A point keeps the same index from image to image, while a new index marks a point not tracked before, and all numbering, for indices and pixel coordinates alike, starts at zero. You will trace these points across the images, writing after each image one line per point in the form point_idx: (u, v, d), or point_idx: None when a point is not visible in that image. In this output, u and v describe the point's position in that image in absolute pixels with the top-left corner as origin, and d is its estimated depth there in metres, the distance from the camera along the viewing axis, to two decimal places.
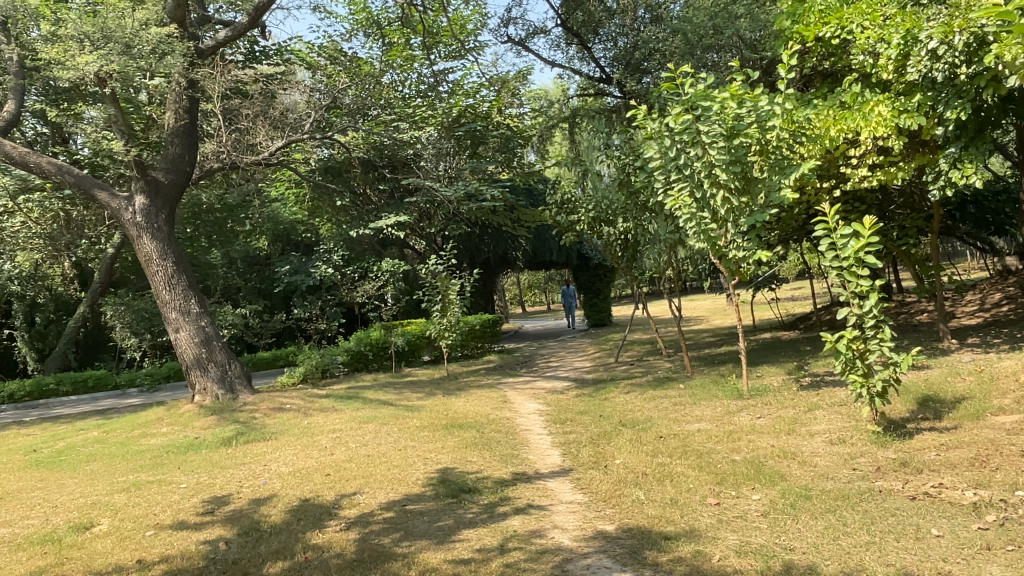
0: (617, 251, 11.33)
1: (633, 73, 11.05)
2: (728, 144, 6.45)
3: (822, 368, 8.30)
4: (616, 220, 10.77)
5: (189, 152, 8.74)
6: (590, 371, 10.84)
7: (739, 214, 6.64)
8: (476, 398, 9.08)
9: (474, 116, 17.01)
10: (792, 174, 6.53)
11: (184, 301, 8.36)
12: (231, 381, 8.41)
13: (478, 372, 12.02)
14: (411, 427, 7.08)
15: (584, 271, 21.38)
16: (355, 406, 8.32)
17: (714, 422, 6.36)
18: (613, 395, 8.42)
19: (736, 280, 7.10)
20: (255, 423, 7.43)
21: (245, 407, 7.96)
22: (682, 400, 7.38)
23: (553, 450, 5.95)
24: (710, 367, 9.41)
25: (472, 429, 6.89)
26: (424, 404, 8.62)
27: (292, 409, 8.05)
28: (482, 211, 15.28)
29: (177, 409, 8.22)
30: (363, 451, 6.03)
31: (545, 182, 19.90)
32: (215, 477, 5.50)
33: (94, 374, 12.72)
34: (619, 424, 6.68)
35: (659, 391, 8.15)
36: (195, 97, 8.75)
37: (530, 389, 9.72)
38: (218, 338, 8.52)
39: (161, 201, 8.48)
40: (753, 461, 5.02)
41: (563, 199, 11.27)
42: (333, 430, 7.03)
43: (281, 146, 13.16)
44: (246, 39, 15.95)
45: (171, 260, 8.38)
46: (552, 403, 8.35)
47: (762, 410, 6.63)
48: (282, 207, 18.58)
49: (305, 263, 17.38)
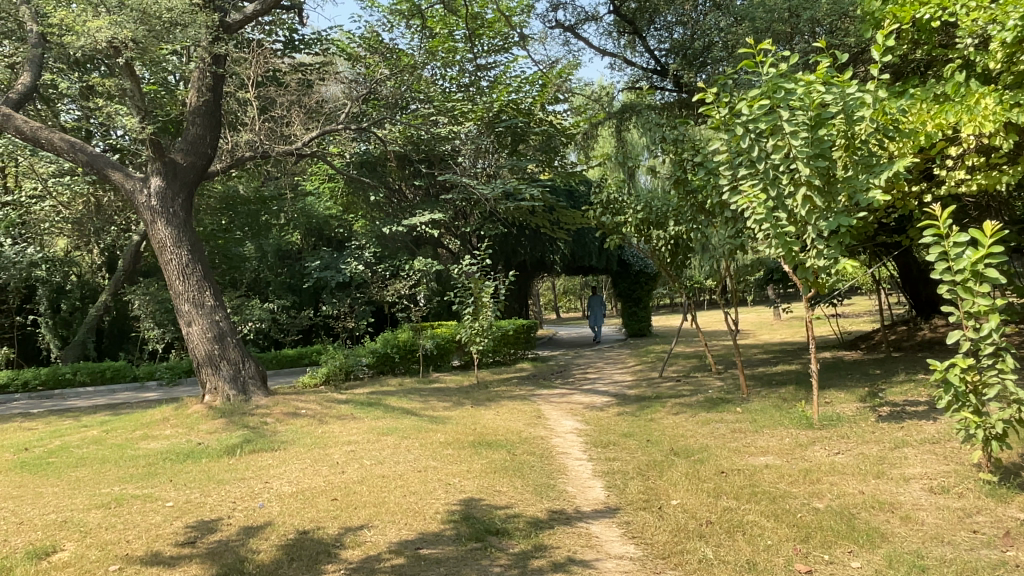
0: (665, 257, 10.46)
1: (690, 66, 10.22)
2: (811, 136, 5.57)
3: (901, 398, 7.32)
4: (667, 223, 9.92)
5: (212, 134, 8.17)
6: (633, 386, 10.02)
7: (821, 217, 5.72)
8: (508, 411, 8.31)
9: (517, 111, 16.08)
10: (884, 173, 5.60)
11: (198, 293, 7.75)
12: (244, 382, 7.76)
13: (511, 381, 11.28)
14: (435, 443, 6.35)
15: (624, 279, 20.48)
16: (377, 414, 7.62)
17: (782, 457, 5.50)
18: (660, 415, 7.58)
19: (813, 294, 6.15)
20: (265, 429, 6.77)
21: (256, 411, 7.31)
22: (741, 428, 6.53)
23: (596, 480, 5.15)
24: (767, 390, 8.49)
25: (502, 448, 6.13)
26: (452, 415, 7.88)
27: (308, 415, 7.36)
28: (520, 210, 14.49)
29: (185, 409, 7.61)
30: (379, 470, 5.30)
31: (587, 184, 19.01)
32: (208, 495, 4.82)
33: (113, 365, 12.31)
34: (670, 452, 5.85)
35: (713, 414, 7.29)
36: (220, 75, 8.19)
37: (567, 403, 8.93)
38: (234, 335, 7.89)
39: (179, 184, 7.90)
40: (842, 512, 4.15)
41: (610, 199, 10.41)
42: (348, 441, 6.34)
43: (315, 136, 12.64)
44: (283, 26, 15.47)
45: (187, 248, 7.78)
46: (592, 421, 7.55)
47: (839, 445, 5.72)
48: (316, 201, 18.12)
49: (336, 259, 16.87)
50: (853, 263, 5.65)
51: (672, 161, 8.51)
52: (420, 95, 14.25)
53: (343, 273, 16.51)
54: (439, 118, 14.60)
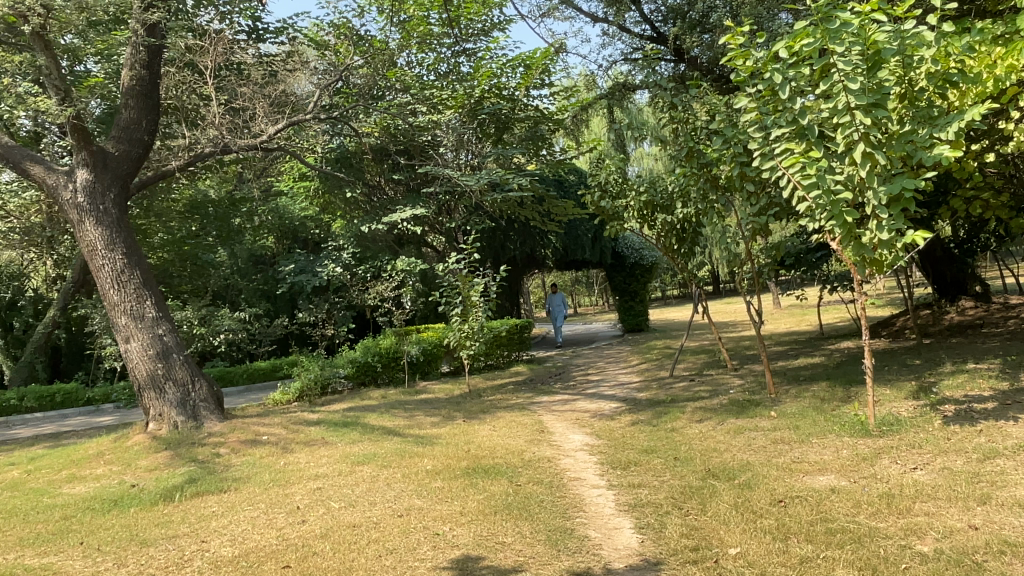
0: (672, 243, 9.42)
1: (691, 30, 9.19)
2: (868, 81, 4.53)
3: (960, 394, 6.29)
4: (674, 205, 8.88)
5: (148, 118, 7.08)
6: (643, 389, 8.96)
7: (881, 180, 4.59)
8: (505, 425, 7.22)
9: (497, 97, 14.60)
10: (952, 125, 4.60)
11: (137, 303, 6.62)
12: (195, 406, 6.61)
13: (506, 387, 10.21)
14: (421, 472, 5.26)
15: (619, 271, 19.44)
16: (353, 436, 6.50)
17: (847, 477, 4.49)
18: (682, 424, 6.51)
19: (874, 278, 5.00)
20: (217, 463, 5.65)
21: (209, 441, 6.18)
22: (785, 438, 5.52)
23: (622, 519, 4.08)
24: (798, 388, 7.47)
25: (503, 477, 5.06)
26: (441, 434, 6.79)
27: (270, 441, 6.22)
28: (508, 202, 13.31)
29: (127, 440, 6.47)
30: (347, 518, 4.20)
31: (577, 173, 17.89)
32: (125, 564, 3.71)
33: (64, 388, 11.13)
34: (707, 474, 4.80)
35: (745, 421, 6.27)
36: (156, 48, 7.10)
37: (571, 411, 7.87)
38: (181, 351, 6.76)
39: (111, 177, 6.77)
40: (961, 561, 3.10)
41: (609, 181, 9.32)
42: (316, 476, 5.25)
43: (283, 128, 11.59)
44: (245, 14, 14.32)
45: (121, 252, 6.65)
46: (603, 434, 6.50)
47: (914, 457, 4.69)
48: (290, 202, 17.02)
49: (312, 262, 15.80)
50: (926, 235, 4.53)
51: (682, 133, 7.50)
52: (395, 83, 13.68)
53: (320, 276, 15.39)
54: (417, 107, 13.77)
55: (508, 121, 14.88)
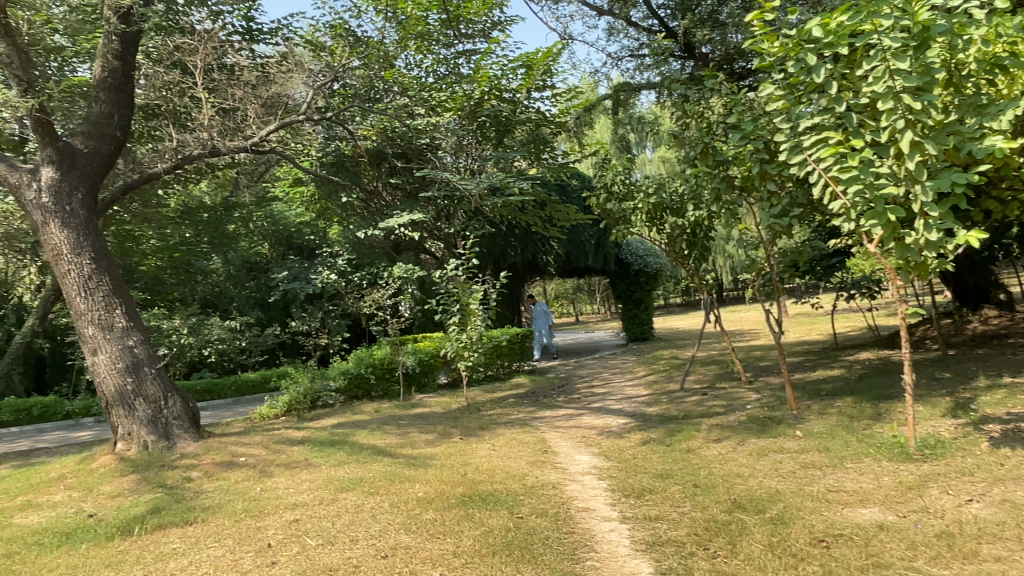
0: (682, 249, 8.93)
1: (703, 24, 8.72)
2: (915, 61, 4.00)
3: (1003, 411, 5.75)
4: (685, 208, 8.36)
5: (120, 113, 6.59)
6: (652, 403, 8.42)
7: (930, 174, 4.05)
8: (506, 443, 6.68)
9: (498, 97, 14.01)
10: (1008, 112, 4.08)
11: (106, 313, 6.11)
12: (167, 424, 6.08)
13: (507, 400, 9.66)
14: (412, 501, 4.73)
15: (622, 278, 18.98)
16: (339, 457, 5.96)
17: (894, 510, 3.96)
18: (698, 445, 5.96)
19: (917, 285, 4.46)
20: (186, 490, 5.12)
21: (180, 463, 5.65)
22: (816, 462, 4.99)
23: (639, 562, 3.54)
24: (822, 404, 6.94)
25: (503, 506, 4.52)
26: (435, 454, 6.26)
27: (248, 464, 5.68)
28: (508, 207, 12.78)
29: (92, 462, 5.93)
30: (324, 560, 3.66)
31: (580, 177, 17.36)
32: None
33: (41, 401, 10.59)
34: (734, 506, 4.25)
35: (768, 442, 5.73)
36: (131, 38, 6.59)
37: (576, 428, 7.33)
38: (153, 365, 6.23)
39: (79, 176, 6.28)
40: None
41: (615, 182, 8.78)
42: (295, 505, 4.71)
43: (274, 130, 11.08)
44: (238, 14, 13.90)
45: (89, 257, 6.14)
46: (611, 455, 5.96)
47: (967, 486, 4.15)
48: (286, 207, 16.56)
49: (306, 269, 15.43)
50: (981, 235, 3.98)
51: (698, 129, 6.98)
52: (392, 84, 13.12)
53: (314, 283, 15.08)
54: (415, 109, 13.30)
55: (508, 123, 14.31)
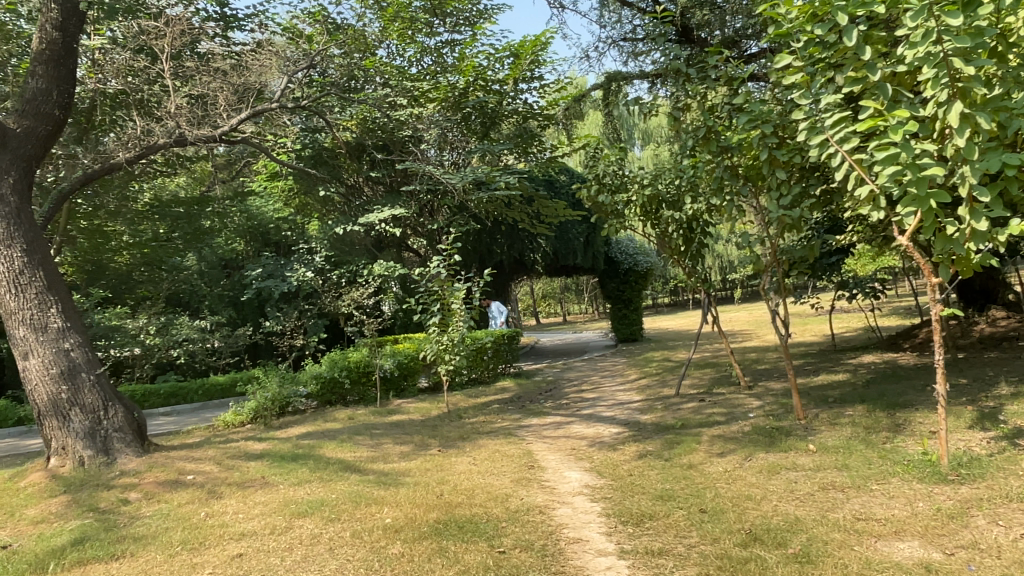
0: (679, 245, 8.35)
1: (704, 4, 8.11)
2: (965, 21, 3.42)
3: None
4: (683, 201, 7.78)
5: (60, 88, 5.91)
6: (647, 410, 7.84)
7: (981, 151, 3.46)
8: (488, 456, 6.08)
9: (485, 88, 13.19)
10: None
11: (39, 311, 5.43)
12: (106, 437, 5.43)
13: (491, 406, 9.04)
14: (379, 528, 4.11)
15: (611, 278, 18.42)
16: (300, 474, 5.32)
17: (940, 545, 3.38)
18: (700, 460, 5.38)
19: (957, 281, 3.89)
20: (120, 515, 4.47)
21: (119, 482, 4.99)
22: (837, 485, 4.42)
23: None
24: (832, 413, 6.40)
25: (482, 537, 3.91)
26: (409, 469, 5.65)
27: (196, 482, 5.05)
28: (494, 202, 12.15)
29: (20, 480, 5.26)
30: None
31: (568, 173, 16.77)
32: None
33: None
34: (750, 539, 3.67)
35: (778, 457, 5.17)
36: (73, 8, 5.92)
37: (565, 439, 6.74)
38: (92, 370, 5.56)
39: (10, 159, 5.61)
40: None
41: (607, 173, 8.09)
42: (242, 534, 4.08)
43: (245, 118, 10.35)
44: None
45: (20, 249, 5.47)
46: (605, 471, 5.37)
47: (1018, 515, 3.59)
48: (262, 202, 15.83)
49: (281, 266, 14.55)
50: None
51: (700, 113, 6.43)
52: (374, 75, 12.53)
53: (289, 282, 14.15)
54: (398, 100, 12.66)
55: (494, 116, 13.51)
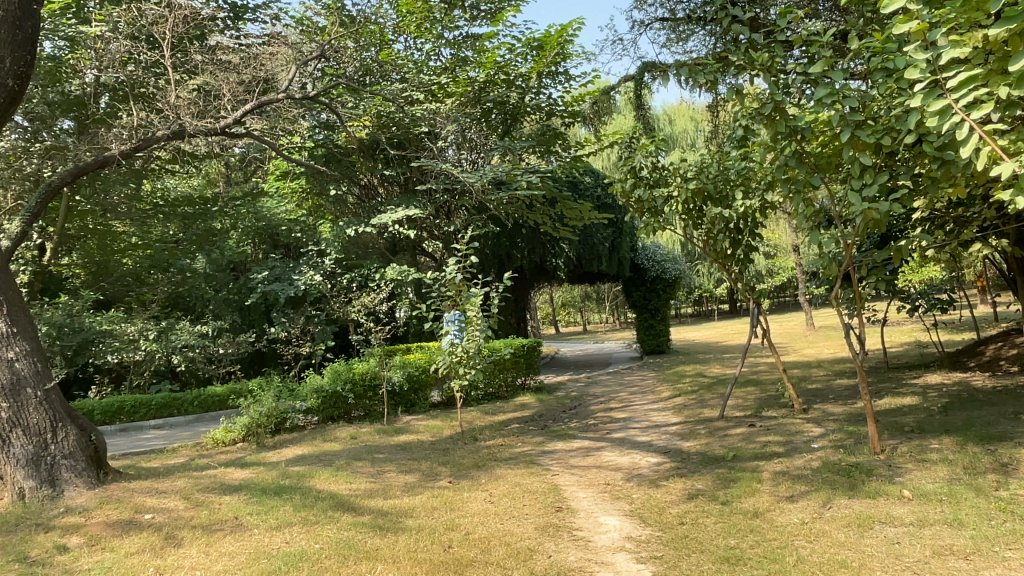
0: (725, 248, 7.37)
1: None
2: None
3: None
4: (732, 197, 6.84)
5: (14, 55, 5.08)
6: (688, 436, 6.86)
7: None
8: (508, 491, 5.15)
9: (507, 82, 12.24)
10: None
11: None
12: (53, 464, 4.59)
13: (510, 426, 8.09)
14: None
15: (637, 286, 17.43)
16: (282, 514, 4.41)
17: None
18: (766, 505, 4.40)
19: None
20: (51, 567, 3.58)
21: (60, 523, 4.13)
22: (961, 551, 3.42)
23: None
24: (915, 446, 5.39)
25: None
26: (414, 507, 4.72)
27: (152, 524, 4.16)
28: (515, 202, 11.21)
29: None
30: None
31: (593, 174, 15.82)
32: None
33: None
34: None
35: (867, 506, 4.16)
36: None
37: (597, 470, 5.79)
38: (40, 385, 4.73)
39: None
40: None
41: (644, 166, 7.14)
42: None
43: (250, 109, 9.42)
44: None
45: None
46: (650, 516, 4.41)
47: None
48: (271, 202, 15.06)
49: (288, 270, 13.71)
50: None
51: (759, 95, 5.46)
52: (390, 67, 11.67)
53: (296, 286, 13.23)
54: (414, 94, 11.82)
55: (516, 112, 12.67)
